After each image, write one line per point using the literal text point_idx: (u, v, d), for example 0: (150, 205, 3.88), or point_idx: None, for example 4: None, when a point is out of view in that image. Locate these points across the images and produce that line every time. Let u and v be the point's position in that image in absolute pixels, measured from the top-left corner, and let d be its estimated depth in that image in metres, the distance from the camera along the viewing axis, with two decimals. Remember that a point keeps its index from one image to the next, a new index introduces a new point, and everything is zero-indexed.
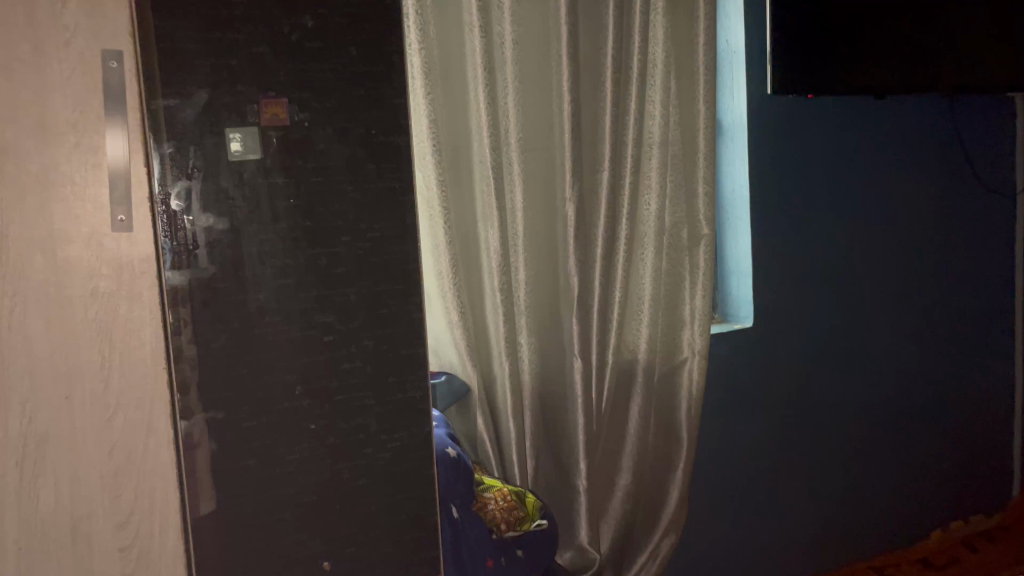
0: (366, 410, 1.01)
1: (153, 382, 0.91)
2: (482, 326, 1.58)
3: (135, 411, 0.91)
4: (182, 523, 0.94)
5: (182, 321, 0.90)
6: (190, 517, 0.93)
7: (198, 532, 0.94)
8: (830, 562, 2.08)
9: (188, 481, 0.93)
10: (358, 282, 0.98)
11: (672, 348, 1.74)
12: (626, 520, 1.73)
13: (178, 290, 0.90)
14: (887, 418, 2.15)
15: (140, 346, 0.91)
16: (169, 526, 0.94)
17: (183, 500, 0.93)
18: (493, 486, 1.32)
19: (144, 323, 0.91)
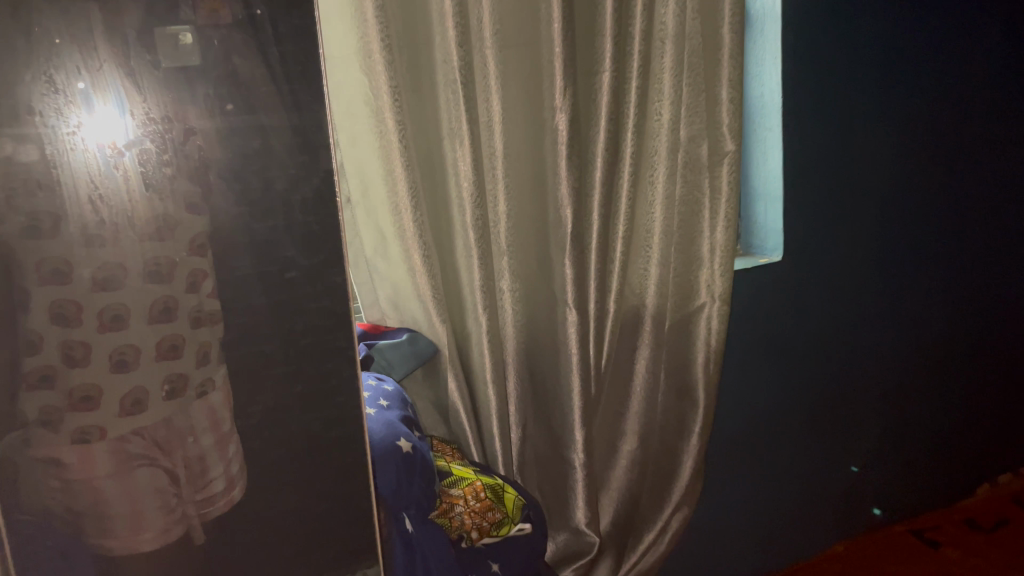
0: (340, 354, 0.71)
1: (148, 361, 0.66)
2: (452, 270, 1.27)
3: (128, 398, 0.66)
4: (215, 522, 0.72)
5: (198, 273, 0.64)
6: (225, 515, 0.72)
7: (224, 539, 0.73)
8: (863, 525, 1.83)
9: (223, 468, 0.71)
10: (249, 243, 0.65)
11: (687, 291, 1.43)
12: (631, 494, 1.47)
13: (195, 236, 0.63)
14: (931, 360, 1.87)
15: (129, 315, 0.63)
16: (201, 525, 0.72)
17: (217, 492, 0.71)
18: (463, 482, 1.03)
19: (135, 284, 0.62)
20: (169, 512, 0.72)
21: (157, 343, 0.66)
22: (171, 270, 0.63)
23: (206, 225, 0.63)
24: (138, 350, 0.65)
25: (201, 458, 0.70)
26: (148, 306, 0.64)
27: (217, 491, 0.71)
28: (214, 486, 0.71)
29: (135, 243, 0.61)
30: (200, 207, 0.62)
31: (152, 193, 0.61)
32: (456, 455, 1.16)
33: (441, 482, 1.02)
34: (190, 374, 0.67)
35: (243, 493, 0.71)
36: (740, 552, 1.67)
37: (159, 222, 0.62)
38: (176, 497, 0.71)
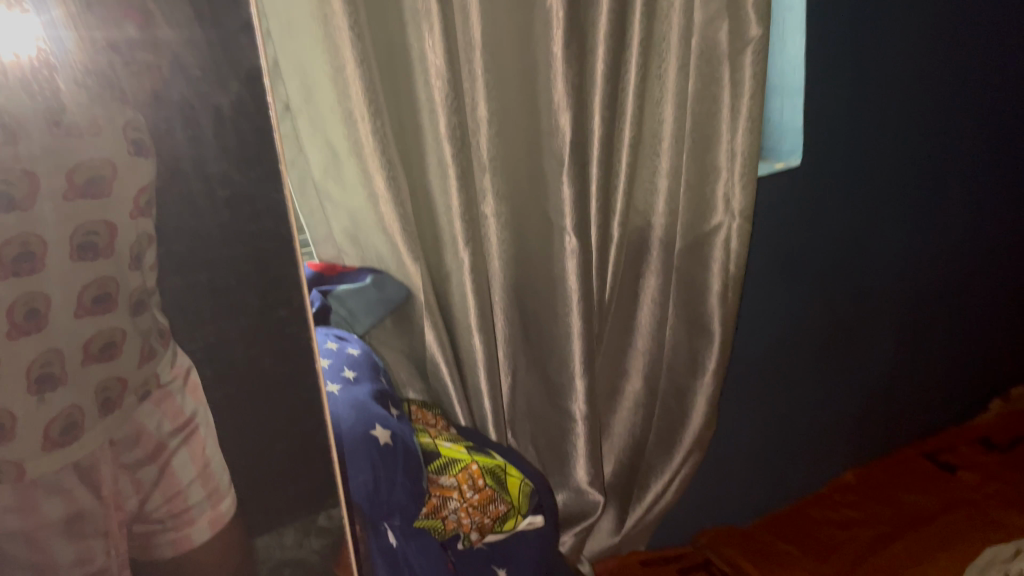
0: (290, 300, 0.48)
1: (75, 369, 0.43)
2: (422, 194, 1.02)
3: (54, 429, 0.44)
4: (197, 543, 0.53)
5: (146, 240, 0.43)
6: (208, 531, 0.53)
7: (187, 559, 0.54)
8: (869, 449, 1.71)
9: (193, 474, 0.51)
10: (193, 189, 0.43)
11: (701, 207, 1.20)
12: (637, 442, 1.28)
13: (140, 189, 0.42)
14: (946, 271, 1.71)
15: (48, 308, 0.41)
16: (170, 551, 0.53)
17: (191, 506, 0.52)
18: (456, 466, 0.81)
19: (59, 264, 0.41)
20: (121, 551, 0.51)
21: (85, 348, 0.43)
22: (110, 240, 0.42)
23: (152, 172, 0.42)
24: (61, 359, 0.43)
25: (159, 470, 0.50)
26: (77, 288, 0.42)
27: (189, 502, 0.52)
28: (185, 496, 0.51)
29: (58, 203, 0.40)
30: (146, 148, 0.42)
31: (82, 128, 0.40)
32: (436, 420, 0.94)
33: (428, 468, 0.80)
34: (131, 377, 0.46)
35: (231, 499, 0.53)
36: (747, 489, 1.52)
37: (91, 169, 0.41)
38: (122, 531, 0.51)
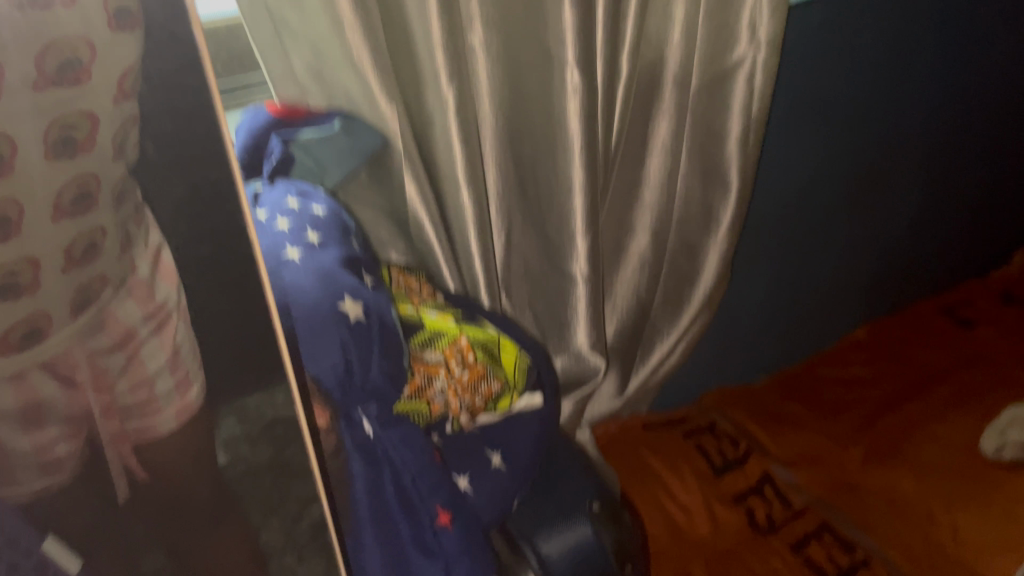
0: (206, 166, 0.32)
1: None
2: (399, 24, 0.84)
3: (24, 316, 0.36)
4: (164, 431, 0.46)
5: (130, 125, 0.34)
6: (175, 419, 0.45)
7: (156, 459, 0.47)
8: (883, 302, 1.63)
9: (162, 364, 0.43)
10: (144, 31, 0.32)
11: (724, 39, 1.02)
12: (642, 303, 1.18)
13: (124, 70, 0.34)
14: (987, 110, 1.54)
15: (21, 217, 0.37)
16: (137, 442, 0.46)
17: (158, 395, 0.44)
18: (442, 340, 0.72)
19: (34, 163, 0.36)
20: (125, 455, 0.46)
21: (65, 257, 0.39)
22: (91, 133, 0.37)
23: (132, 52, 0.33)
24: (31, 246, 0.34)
25: None
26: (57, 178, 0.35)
27: (157, 393, 0.44)
28: (149, 389, 0.45)
29: (32, 95, 0.35)
30: (129, 22, 0.33)
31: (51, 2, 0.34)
32: (421, 285, 0.84)
33: (411, 342, 0.71)
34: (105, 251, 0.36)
35: (200, 387, 0.44)
36: (755, 347, 1.45)
37: (68, 55, 0.36)
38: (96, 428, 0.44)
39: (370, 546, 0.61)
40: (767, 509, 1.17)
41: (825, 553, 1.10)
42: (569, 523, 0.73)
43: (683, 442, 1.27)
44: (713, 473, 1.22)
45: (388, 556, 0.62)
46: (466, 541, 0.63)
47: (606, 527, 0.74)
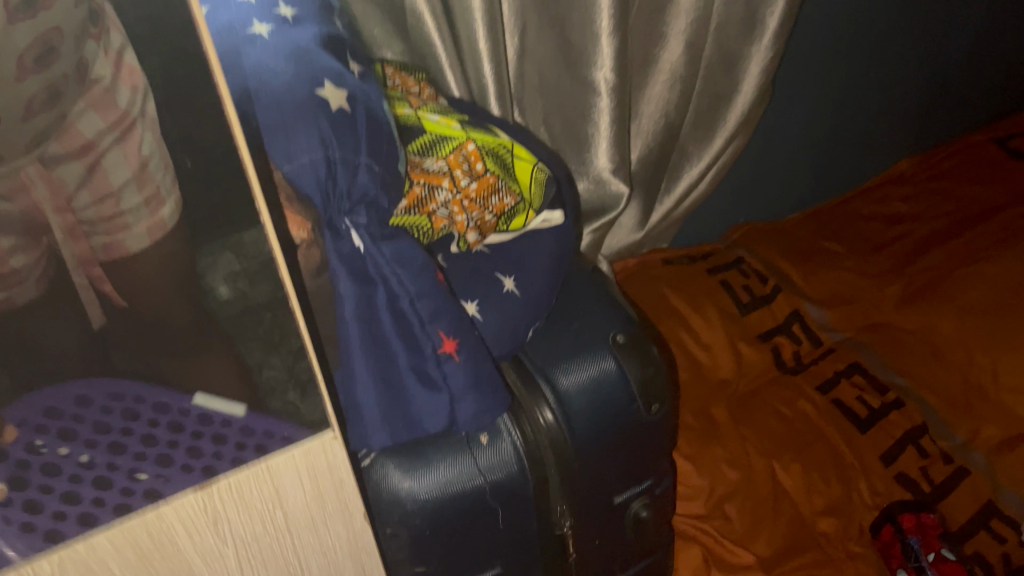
0: None
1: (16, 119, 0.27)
2: None
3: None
4: (134, 254, 0.32)
5: None
6: (148, 239, 0.32)
7: (132, 287, 0.33)
8: (929, 130, 1.49)
9: (128, 175, 0.30)
10: None
11: None
12: (671, 123, 1.05)
13: None
14: None
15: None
16: (106, 259, 0.31)
17: (124, 212, 0.31)
18: (445, 146, 0.60)
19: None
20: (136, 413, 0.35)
21: (25, 103, 0.26)
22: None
23: None
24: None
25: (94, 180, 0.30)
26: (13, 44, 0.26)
27: (122, 209, 0.31)
28: (114, 202, 0.31)
29: None
30: None
31: None
32: (421, 85, 0.71)
33: (408, 149, 0.59)
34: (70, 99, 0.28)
35: (176, 202, 0.33)
36: (788, 178, 1.32)
37: None
38: (59, 244, 0.30)
39: (368, 384, 0.53)
40: (795, 348, 1.11)
41: (856, 394, 1.03)
42: (588, 358, 0.64)
43: (708, 278, 1.16)
44: (738, 311, 1.13)
45: (388, 393, 0.54)
46: (473, 377, 0.55)
47: (631, 363, 0.65)
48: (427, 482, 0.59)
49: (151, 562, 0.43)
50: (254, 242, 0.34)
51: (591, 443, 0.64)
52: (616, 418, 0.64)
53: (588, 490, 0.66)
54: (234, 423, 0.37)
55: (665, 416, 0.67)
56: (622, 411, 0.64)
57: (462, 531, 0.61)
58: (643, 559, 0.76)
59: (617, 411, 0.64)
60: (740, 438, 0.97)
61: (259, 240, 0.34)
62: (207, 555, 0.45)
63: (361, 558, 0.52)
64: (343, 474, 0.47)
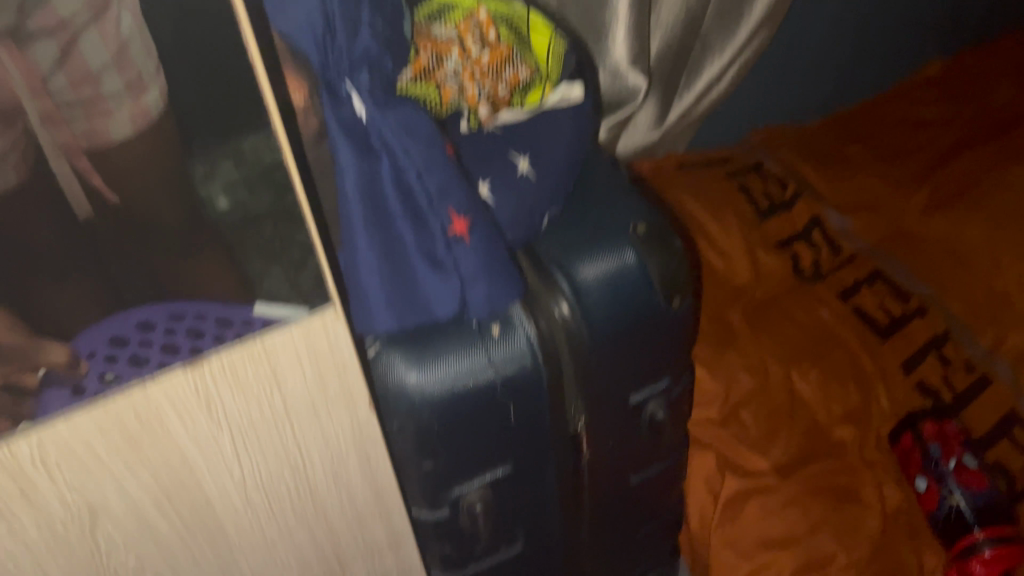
0: None
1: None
2: None
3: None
4: (118, 143, 0.31)
5: None
6: (131, 127, 0.31)
7: (118, 177, 0.32)
8: (961, 30, 1.41)
9: (108, 56, 0.29)
10: None
11: None
12: (693, 13, 0.98)
13: None
14: None
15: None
16: (89, 148, 0.31)
17: (105, 96, 0.30)
18: (454, 13, 0.56)
19: None
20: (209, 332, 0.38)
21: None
22: None
23: None
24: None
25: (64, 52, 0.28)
26: None
27: (103, 92, 0.30)
28: (94, 85, 0.29)
29: None
30: None
31: None
32: None
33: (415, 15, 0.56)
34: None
35: (161, 90, 0.31)
36: (810, 79, 1.26)
37: None
38: (36, 129, 0.29)
39: (371, 261, 0.48)
40: (814, 255, 1.06)
41: (877, 302, 1.00)
42: (608, 247, 0.60)
43: (726, 183, 1.10)
44: (756, 218, 1.08)
45: (393, 275, 0.49)
46: (485, 260, 0.51)
47: (653, 255, 0.60)
48: (435, 373, 0.55)
49: (140, 445, 0.40)
50: (257, 145, 0.34)
51: (609, 336, 0.60)
52: (635, 311, 0.60)
53: (605, 388, 0.62)
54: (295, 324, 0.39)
55: (686, 311, 0.63)
56: (642, 306, 0.60)
57: (472, 426, 0.58)
58: (657, 463, 0.73)
59: (636, 305, 0.60)
60: (756, 347, 0.93)
61: (259, 145, 0.34)
62: (200, 441, 0.42)
63: (367, 449, 0.49)
64: (345, 358, 0.44)
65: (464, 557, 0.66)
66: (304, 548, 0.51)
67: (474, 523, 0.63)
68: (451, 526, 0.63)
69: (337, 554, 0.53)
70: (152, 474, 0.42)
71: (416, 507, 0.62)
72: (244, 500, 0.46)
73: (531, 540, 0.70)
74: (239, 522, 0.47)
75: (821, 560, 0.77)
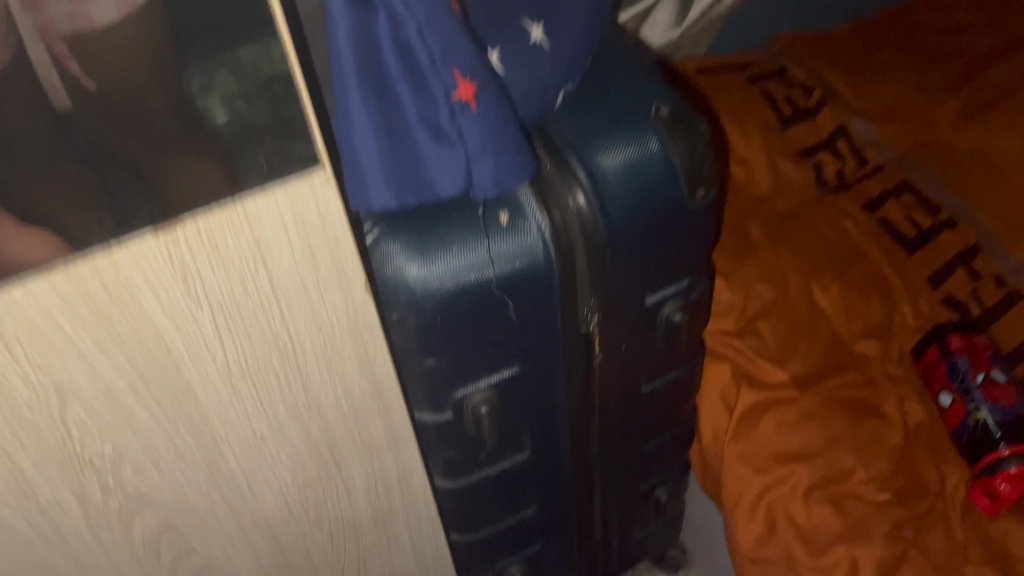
0: None
1: None
2: None
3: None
4: (101, 30, 0.29)
5: None
6: (116, 15, 0.29)
7: (99, 64, 0.29)
8: None
9: None
10: None
11: None
12: None
13: None
14: None
15: None
16: (69, 33, 0.28)
17: None
18: None
19: None
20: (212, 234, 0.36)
21: None
22: None
23: None
24: None
25: None
26: None
27: None
28: None
29: None
30: None
31: None
32: None
33: None
34: None
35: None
36: None
37: None
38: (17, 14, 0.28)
39: (366, 133, 0.44)
40: (838, 166, 1.01)
41: (904, 214, 0.95)
42: (626, 129, 0.55)
43: (747, 87, 1.03)
44: (778, 125, 1.02)
45: (392, 146, 0.45)
46: (494, 128, 0.46)
47: (677, 140, 0.55)
48: (439, 262, 0.51)
49: (110, 318, 0.36)
50: (258, 54, 0.31)
51: (627, 228, 0.55)
52: (656, 201, 0.55)
53: (621, 284, 0.58)
54: (294, 210, 0.37)
55: (709, 204, 0.58)
56: (662, 194, 0.55)
57: (476, 321, 0.54)
58: (671, 372, 0.69)
59: (656, 192, 0.55)
60: (776, 258, 0.89)
61: (259, 57, 0.31)
62: (177, 318, 0.38)
63: (362, 337, 0.45)
64: (338, 232, 0.39)
65: (468, 463, 0.63)
66: (295, 443, 0.48)
67: (479, 427, 0.60)
68: (455, 430, 0.60)
69: (333, 454, 0.50)
70: (125, 352, 0.38)
71: (419, 410, 0.58)
72: (229, 387, 0.42)
73: (537, 448, 0.67)
74: (224, 412, 0.43)
75: (838, 473, 0.73)
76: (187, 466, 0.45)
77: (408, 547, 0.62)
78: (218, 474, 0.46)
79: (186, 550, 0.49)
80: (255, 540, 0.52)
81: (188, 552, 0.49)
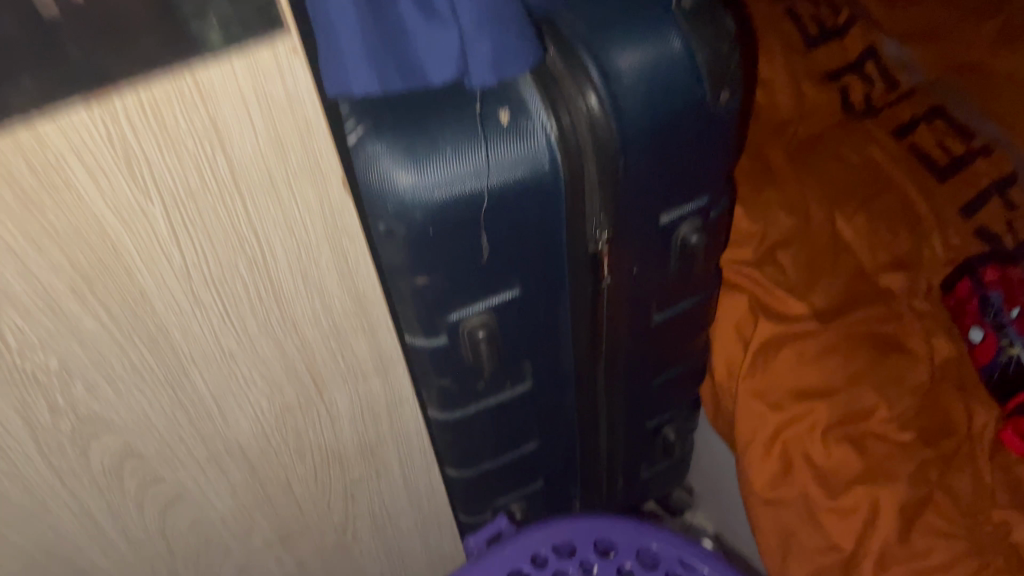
0: None
1: None
2: None
3: None
4: None
5: None
6: None
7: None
8: None
9: None
10: None
11: None
12: None
13: None
14: None
15: None
16: None
17: None
18: None
19: None
20: (155, 115, 0.30)
21: None
22: None
23: None
24: None
25: None
26: None
27: None
28: None
29: None
30: None
31: None
32: None
33: None
34: None
35: None
36: None
37: None
38: None
39: (343, 1, 0.38)
40: (867, 89, 0.94)
41: (935, 139, 0.88)
42: (646, 26, 0.49)
43: (771, 4, 0.95)
44: (803, 46, 0.94)
45: (375, 23, 0.39)
46: (490, 4, 0.40)
47: (701, 34, 0.49)
48: (431, 167, 0.45)
49: (40, 206, 0.31)
50: None
51: (642, 137, 0.49)
52: (676, 105, 0.49)
53: (633, 200, 0.52)
54: (251, 87, 0.31)
55: (732, 110, 0.52)
56: (681, 95, 0.49)
57: (471, 235, 0.48)
58: (685, 300, 0.65)
59: (674, 93, 0.49)
60: (798, 185, 0.83)
61: None
62: (123, 212, 0.33)
63: (341, 245, 0.40)
64: (308, 117, 0.33)
65: (465, 394, 0.59)
66: (269, 362, 0.43)
67: (477, 355, 0.55)
68: (450, 356, 0.55)
69: (313, 377, 0.45)
70: (63, 249, 0.33)
71: (410, 334, 0.53)
72: (189, 295, 0.37)
73: (539, 378, 0.62)
74: (186, 324, 0.39)
75: (859, 412, 0.69)
76: (146, 385, 0.40)
77: (400, 482, 0.58)
78: (183, 395, 0.42)
79: (152, 479, 0.45)
80: (229, 471, 0.48)
81: (154, 482, 0.45)
